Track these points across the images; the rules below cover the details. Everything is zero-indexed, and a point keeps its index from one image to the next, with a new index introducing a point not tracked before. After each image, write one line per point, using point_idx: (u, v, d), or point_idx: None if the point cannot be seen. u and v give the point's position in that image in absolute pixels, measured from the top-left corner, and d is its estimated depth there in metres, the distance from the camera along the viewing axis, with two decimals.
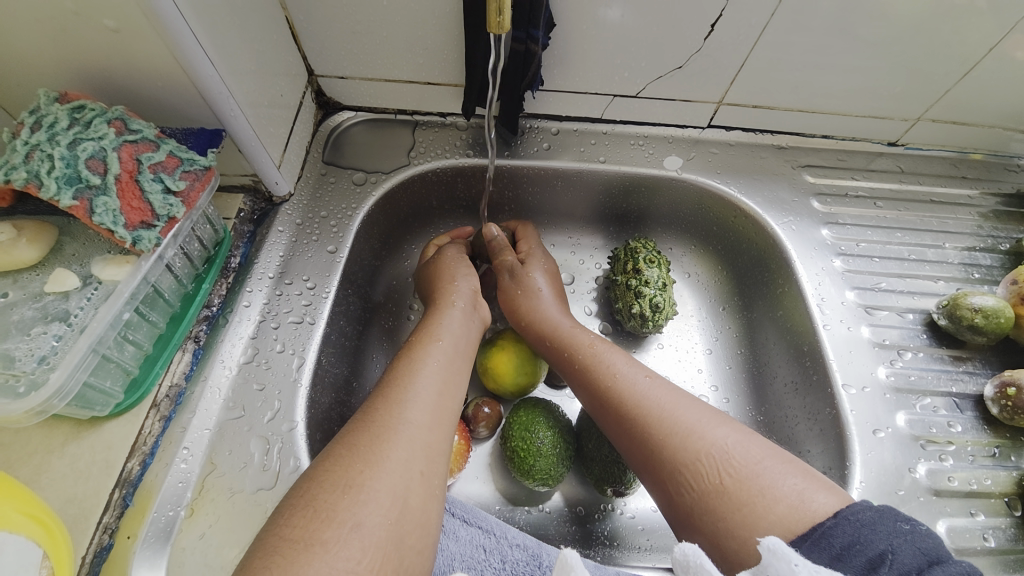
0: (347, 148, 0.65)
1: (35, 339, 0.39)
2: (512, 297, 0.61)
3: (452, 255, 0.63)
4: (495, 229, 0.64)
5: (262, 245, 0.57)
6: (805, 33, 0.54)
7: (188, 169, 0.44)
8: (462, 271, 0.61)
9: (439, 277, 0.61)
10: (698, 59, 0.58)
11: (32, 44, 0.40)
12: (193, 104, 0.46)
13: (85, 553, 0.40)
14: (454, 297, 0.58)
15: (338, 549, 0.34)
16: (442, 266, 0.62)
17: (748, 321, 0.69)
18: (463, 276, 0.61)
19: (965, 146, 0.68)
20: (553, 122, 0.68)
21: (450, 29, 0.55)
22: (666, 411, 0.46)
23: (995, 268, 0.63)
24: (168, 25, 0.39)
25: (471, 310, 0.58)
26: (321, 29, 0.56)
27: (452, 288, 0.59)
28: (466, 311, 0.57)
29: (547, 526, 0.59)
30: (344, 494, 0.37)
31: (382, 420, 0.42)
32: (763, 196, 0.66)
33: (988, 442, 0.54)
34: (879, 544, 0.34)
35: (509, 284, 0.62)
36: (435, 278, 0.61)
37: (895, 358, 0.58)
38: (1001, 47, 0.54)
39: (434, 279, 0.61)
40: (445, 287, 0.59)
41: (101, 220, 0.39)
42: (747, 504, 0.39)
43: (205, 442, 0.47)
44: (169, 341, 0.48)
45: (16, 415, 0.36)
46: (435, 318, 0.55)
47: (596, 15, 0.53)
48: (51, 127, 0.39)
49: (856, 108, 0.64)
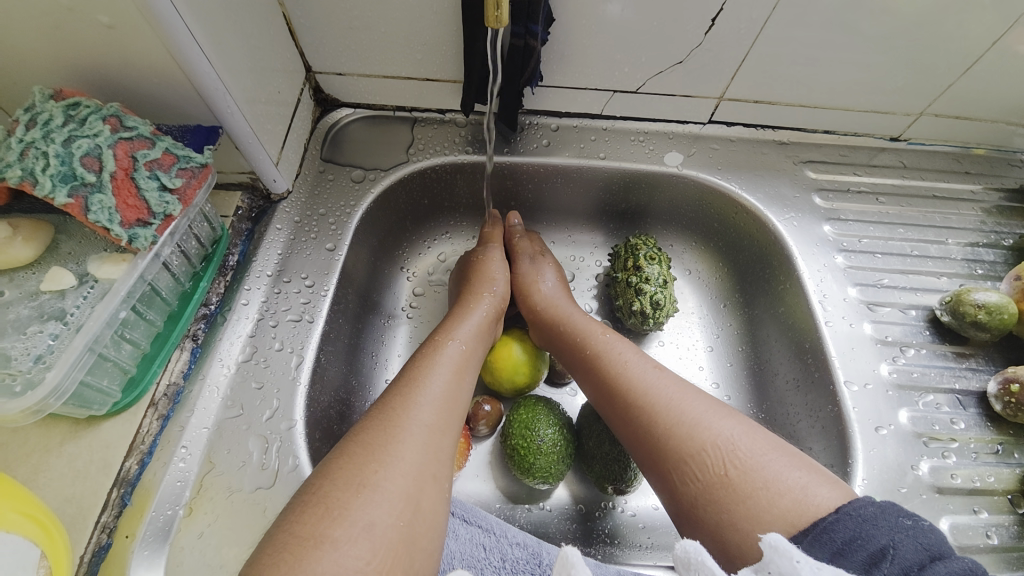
0: (346, 145, 0.65)
1: (31, 338, 0.39)
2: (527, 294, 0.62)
3: (497, 260, 0.63)
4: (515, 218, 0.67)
5: (260, 242, 0.57)
6: (806, 28, 0.54)
7: (185, 166, 0.44)
8: (500, 271, 0.62)
9: (477, 282, 0.61)
10: (698, 54, 0.57)
11: (25, 41, 0.40)
12: (189, 102, 0.45)
13: (83, 552, 0.40)
14: (485, 302, 0.58)
15: (347, 548, 0.34)
16: (480, 266, 0.62)
17: (749, 318, 0.69)
18: (502, 276, 0.62)
19: (968, 141, 0.68)
20: (553, 118, 0.67)
21: (448, 23, 0.55)
22: (673, 401, 0.46)
23: (998, 264, 0.63)
24: (163, 22, 0.39)
25: (495, 320, 0.58)
26: (318, 25, 0.55)
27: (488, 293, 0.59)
28: (492, 318, 0.57)
29: (547, 524, 0.59)
30: (357, 493, 0.37)
31: (395, 419, 0.42)
32: (765, 192, 0.65)
33: (991, 439, 0.54)
34: (880, 539, 0.34)
35: (527, 268, 0.64)
36: (471, 277, 0.62)
37: (897, 354, 0.58)
38: (1004, 41, 0.54)
39: (472, 278, 0.62)
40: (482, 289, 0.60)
41: (97, 218, 0.39)
42: (750, 497, 0.39)
43: (204, 441, 0.47)
44: (167, 339, 0.48)
45: (12, 414, 0.36)
46: (459, 320, 0.55)
47: (596, 10, 0.53)
48: (45, 124, 0.39)
49: (858, 103, 0.63)
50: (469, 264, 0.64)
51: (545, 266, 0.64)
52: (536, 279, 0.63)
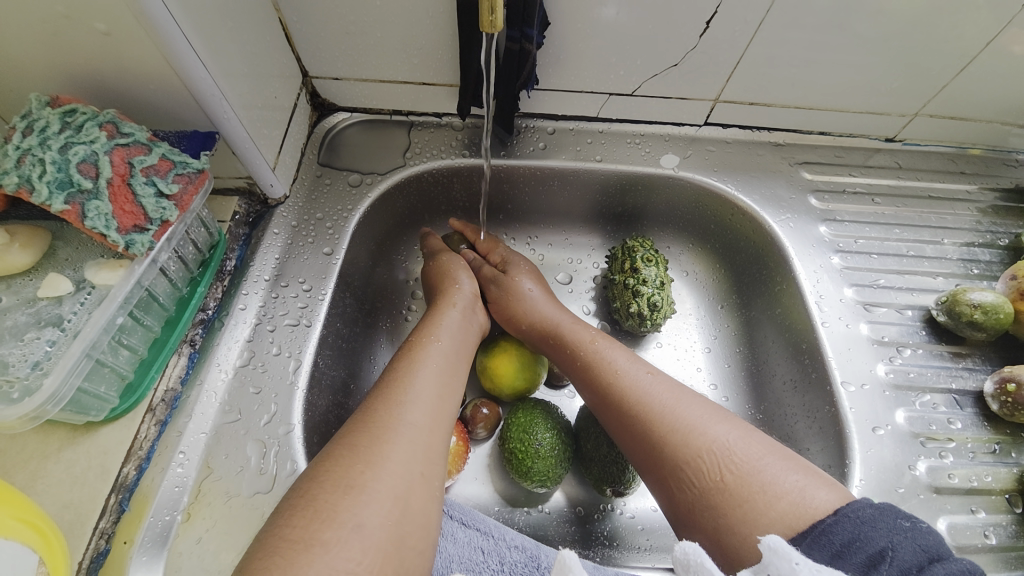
0: (342, 149, 0.65)
1: (29, 344, 0.39)
2: (501, 293, 0.62)
3: (458, 264, 0.63)
4: (470, 253, 0.67)
5: (258, 247, 0.57)
6: (801, 29, 0.54)
7: (181, 172, 0.44)
8: (463, 274, 0.62)
9: (441, 282, 0.61)
10: (694, 57, 0.57)
11: (22, 48, 0.40)
12: (186, 107, 0.46)
13: (81, 558, 0.40)
14: (455, 297, 0.58)
15: (337, 550, 0.34)
16: (443, 267, 0.62)
17: (746, 319, 0.69)
18: (465, 277, 0.61)
19: (963, 141, 0.68)
20: (549, 121, 0.67)
21: (445, 28, 0.55)
22: (668, 408, 0.46)
23: (994, 263, 0.63)
24: (159, 28, 0.39)
25: (469, 310, 0.58)
26: (314, 30, 0.55)
27: (454, 290, 0.59)
28: (465, 310, 0.58)
29: (546, 527, 0.59)
30: (345, 494, 0.37)
31: (382, 421, 0.42)
32: (761, 193, 0.66)
33: (989, 439, 0.54)
34: (879, 541, 0.34)
35: (496, 292, 0.63)
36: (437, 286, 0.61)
37: (894, 354, 0.58)
38: (998, 42, 0.54)
39: (435, 283, 0.62)
40: (449, 290, 0.59)
41: (93, 224, 0.39)
42: (748, 500, 0.39)
43: (201, 446, 0.47)
44: (164, 345, 0.48)
45: (10, 421, 0.36)
46: (435, 318, 0.55)
47: (591, 14, 0.53)
48: (42, 131, 0.39)
49: (854, 104, 0.63)
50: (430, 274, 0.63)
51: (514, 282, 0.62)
52: (508, 298, 0.61)
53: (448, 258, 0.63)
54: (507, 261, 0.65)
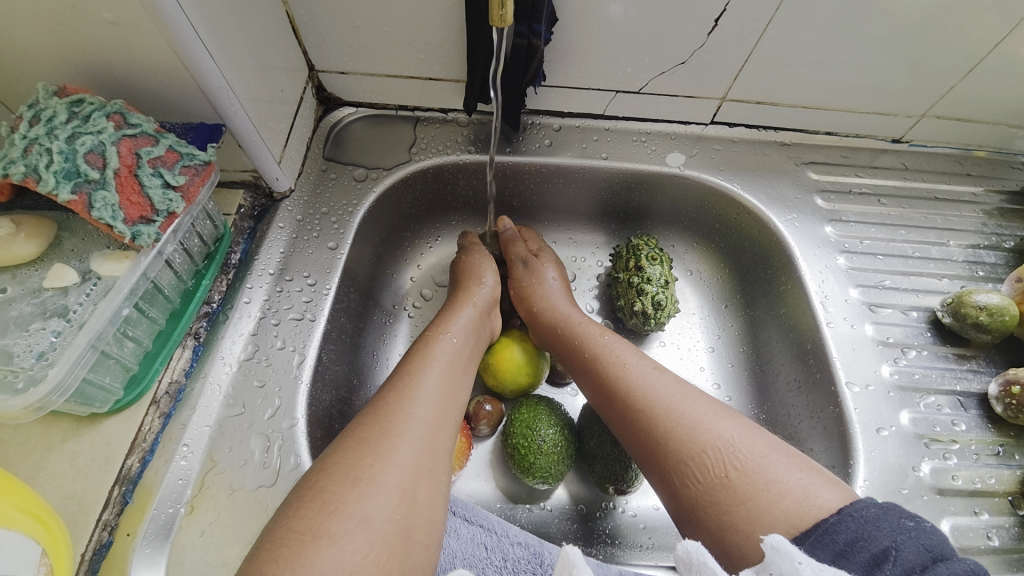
0: (348, 143, 0.65)
1: (34, 334, 0.39)
2: (525, 286, 0.62)
3: (481, 256, 0.63)
4: (507, 221, 0.67)
5: (262, 241, 0.57)
6: (808, 29, 0.54)
7: (188, 164, 0.44)
8: (489, 272, 0.62)
9: (465, 277, 0.61)
10: (701, 55, 0.57)
11: (30, 37, 0.40)
12: (193, 100, 0.45)
13: (84, 550, 0.40)
14: (475, 298, 0.58)
15: (344, 542, 0.34)
16: (469, 265, 0.62)
17: (750, 319, 0.69)
18: (489, 276, 0.61)
19: (969, 143, 0.68)
20: (555, 118, 0.67)
21: (452, 23, 0.55)
22: (672, 403, 0.46)
23: (1000, 266, 0.63)
24: (168, 19, 0.39)
25: (486, 314, 0.58)
26: (321, 23, 0.55)
27: (476, 289, 0.59)
28: (482, 312, 0.57)
29: (548, 524, 0.59)
30: (354, 486, 0.37)
31: (391, 414, 0.42)
32: (766, 193, 0.65)
33: (992, 441, 0.54)
34: (882, 540, 0.34)
35: (521, 273, 0.63)
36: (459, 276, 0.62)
37: (898, 356, 0.58)
38: (1005, 44, 0.54)
39: (460, 278, 0.62)
40: (468, 287, 0.60)
41: (99, 215, 0.39)
42: (752, 498, 0.39)
43: (205, 439, 0.46)
44: (168, 337, 0.48)
45: (15, 411, 0.36)
46: (450, 314, 0.55)
47: (598, 10, 0.53)
48: (49, 121, 0.39)
49: (861, 105, 0.63)
50: (457, 267, 0.64)
51: (542, 267, 0.63)
52: (536, 283, 0.62)
53: (475, 252, 0.64)
54: (539, 250, 0.65)
